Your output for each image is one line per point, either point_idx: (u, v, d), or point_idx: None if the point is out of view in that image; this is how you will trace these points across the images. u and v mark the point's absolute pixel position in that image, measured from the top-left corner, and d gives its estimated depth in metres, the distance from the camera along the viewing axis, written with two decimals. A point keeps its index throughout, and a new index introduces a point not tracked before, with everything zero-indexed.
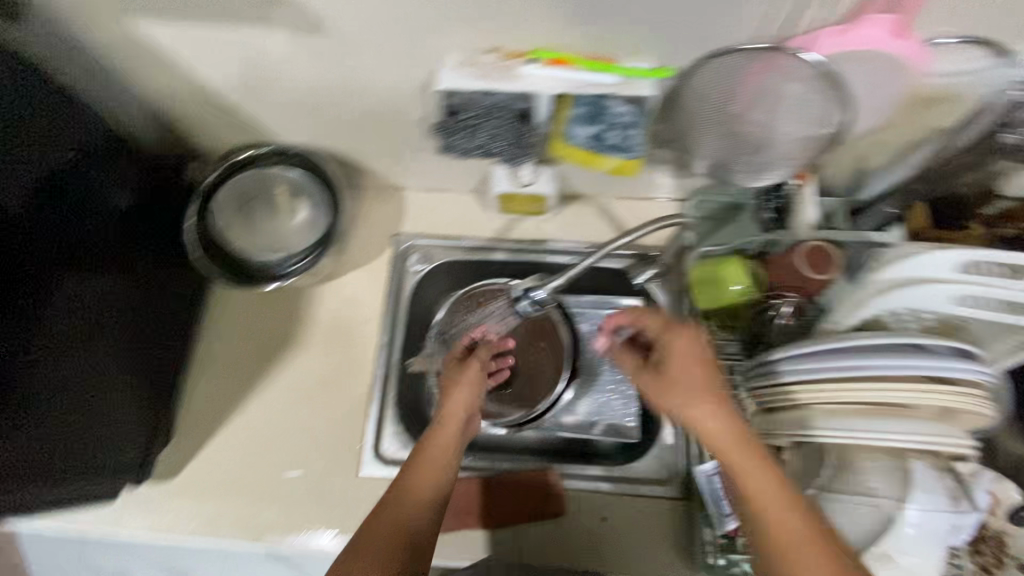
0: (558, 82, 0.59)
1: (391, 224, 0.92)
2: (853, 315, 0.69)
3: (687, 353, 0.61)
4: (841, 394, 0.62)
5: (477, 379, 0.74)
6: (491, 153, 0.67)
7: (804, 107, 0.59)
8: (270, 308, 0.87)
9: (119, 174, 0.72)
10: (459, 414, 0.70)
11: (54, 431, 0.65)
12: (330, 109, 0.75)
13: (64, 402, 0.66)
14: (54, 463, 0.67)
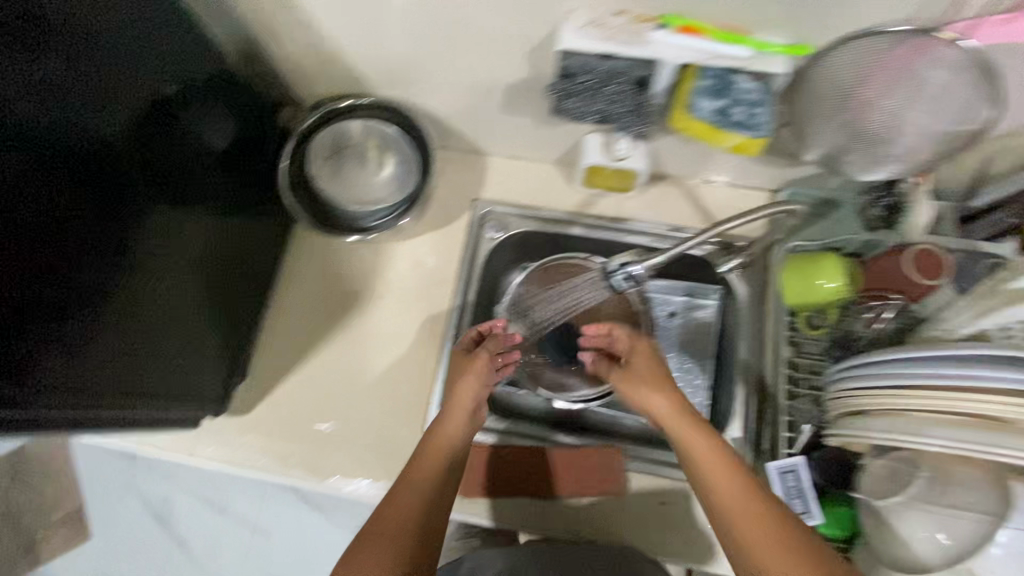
0: (688, 52, 0.57)
1: (470, 188, 0.92)
2: (970, 323, 0.63)
3: (651, 367, 0.70)
4: (946, 406, 0.56)
5: (483, 368, 0.73)
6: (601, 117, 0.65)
7: (949, 103, 0.56)
8: (348, 260, 0.88)
9: (214, 115, 0.72)
10: (461, 404, 0.71)
11: (141, 358, 0.66)
12: (433, 66, 0.74)
13: (150, 332, 0.66)
14: (143, 393, 0.67)
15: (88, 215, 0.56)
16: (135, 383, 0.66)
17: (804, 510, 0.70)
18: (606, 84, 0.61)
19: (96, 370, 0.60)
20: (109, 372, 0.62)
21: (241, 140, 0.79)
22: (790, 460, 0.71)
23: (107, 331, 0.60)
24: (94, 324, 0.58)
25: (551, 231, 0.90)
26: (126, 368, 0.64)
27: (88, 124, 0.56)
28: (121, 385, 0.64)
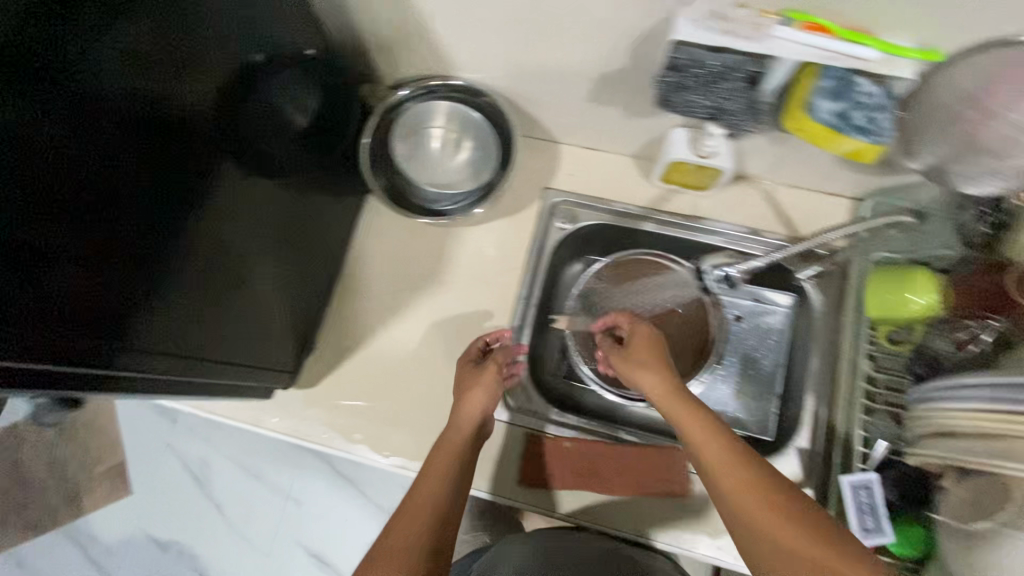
0: (812, 50, 0.55)
1: (542, 177, 0.91)
2: None
3: (644, 346, 0.73)
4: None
5: (489, 383, 0.75)
6: (708, 108, 0.63)
7: None
8: (417, 242, 0.89)
9: (288, 92, 0.70)
10: (466, 420, 0.73)
11: (213, 324, 0.65)
12: (524, 50, 0.73)
13: (222, 298, 0.66)
14: (219, 360, 0.67)
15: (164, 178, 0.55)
16: (209, 349, 0.65)
17: (875, 527, 0.68)
18: (720, 79, 0.59)
19: (171, 334, 0.59)
20: (185, 337, 0.61)
21: (324, 113, 0.78)
22: (865, 476, 0.69)
23: (179, 295, 0.59)
24: (169, 287, 0.58)
25: (622, 225, 0.89)
26: (200, 334, 0.63)
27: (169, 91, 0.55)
28: (196, 351, 0.63)
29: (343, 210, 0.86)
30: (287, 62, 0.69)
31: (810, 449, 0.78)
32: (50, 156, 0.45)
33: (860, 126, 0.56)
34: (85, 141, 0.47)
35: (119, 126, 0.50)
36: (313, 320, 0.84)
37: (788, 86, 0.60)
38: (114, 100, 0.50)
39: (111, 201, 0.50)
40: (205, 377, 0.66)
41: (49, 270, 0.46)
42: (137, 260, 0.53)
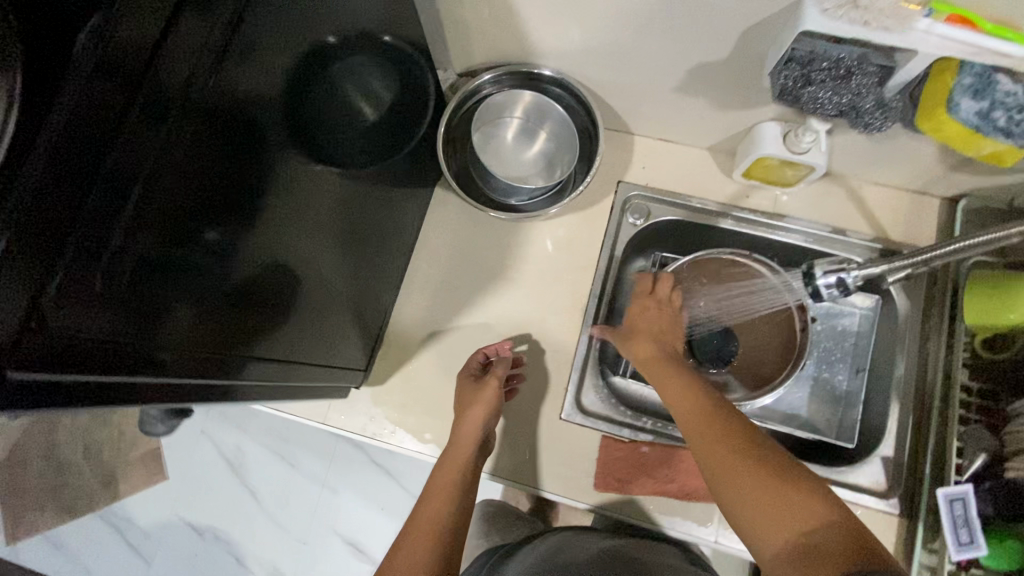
0: (957, 43, 0.50)
1: (615, 170, 0.87)
2: None
3: (646, 321, 0.75)
4: None
5: (487, 398, 0.74)
6: (826, 108, 0.60)
7: None
8: (485, 237, 0.86)
9: (359, 72, 0.62)
10: (465, 438, 0.72)
11: (292, 330, 0.61)
12: (615, 39, 0.69)
13: (299, 301, 0.61)
14: (294, 365, 0.63)
15: (260, 182, 0.49)
16: (287, 356, 0.61)
17: (971, 540, 0.65)
18: (852, 73, 0.56)
19: (260, 345, 0.56)
20: (269, 347, 0.57)
21: (395, 97, 0.72)
22: (958, 487, 0.67)
23: (265, 305, 0.55)
24: (258, 299, 0.53)
25: (698, 222, 0.86)
26: (281, 343, 0.59)
27: (261, 83, 0.46)
28: (277, 359, 0.59)
29: (412, 204, 0.83)
30: (353, 41, 0.60)
31: (895, 459, 0.76)
32: (156, 179, 0.38)
33: (1005, 128, 0.52)
34: (201, 154, 0.41)
35: (219, 130, 0.43)
36: (382, 317, 0.82)
37: (919, 82, 0.56)
38: (230, 106, 0.43)
39: (218, 218, 0.44)
40: (280, 383, 0.62)
41: (169, 303, 0.41)
42: (225, 272, 0.47)
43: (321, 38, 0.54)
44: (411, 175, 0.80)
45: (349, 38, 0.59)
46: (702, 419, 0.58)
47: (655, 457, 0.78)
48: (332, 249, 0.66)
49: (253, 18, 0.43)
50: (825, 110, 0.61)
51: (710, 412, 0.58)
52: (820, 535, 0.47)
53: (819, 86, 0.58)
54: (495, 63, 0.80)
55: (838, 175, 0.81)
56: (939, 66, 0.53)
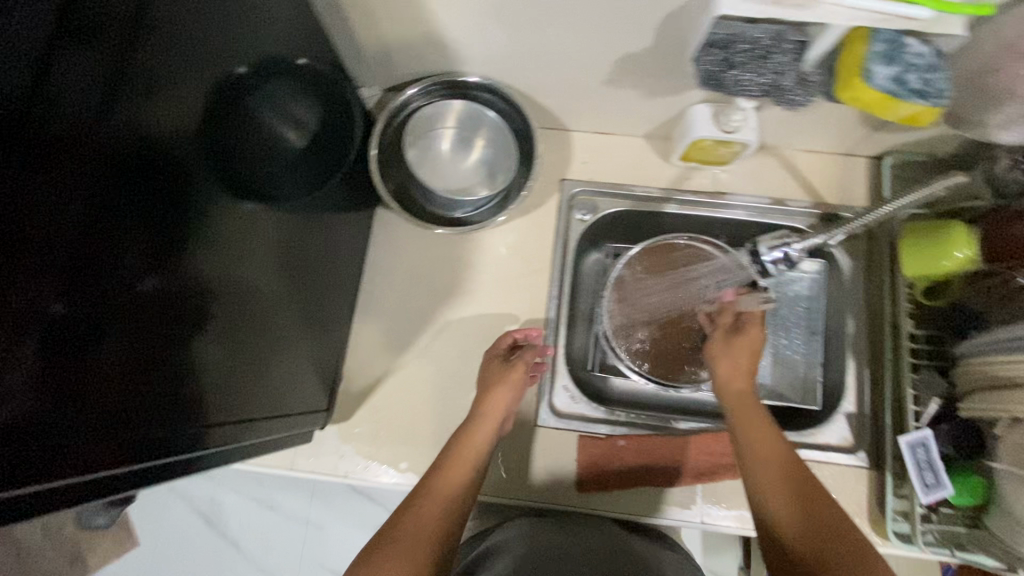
0: (867, 15, 0.52)
1: (556, 168, 0.87)
2: None
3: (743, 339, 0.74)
4: None
5: (520, 381, 0.74)
6: (745, 91, 0.61)
7: None
8: (435, 251, 0.84)
9: (281, 96, 0.60)
10: (493, 415, 0.71)
11: (230, 383, 0.56)
12: (536, 40, 0.68)
13: (238, 350, 0.57)
14: (236, 421, 0.58)
15: (175, 228, 0.45)
16: (227, 412, 0.57)
17: (936, 482, 0.69)
18: (770, 53, 0.57)
19: (194, 403, 0.51)
20: (203, 405, 0.53)
21: (320, 123, 0.69)
22: (919, 434, 0.71)
23: (199, 359, 0.51)
24: (189, 354, 0.49)
25: (644, 210, 0.86)
26: (218, 398, 0.55)
27: (166, 119, 0.43)
28: (214, 418, 0.55)
29: (355, 232, 0.81)
30: (269, 66, 0.57)
31: (858, 414, 0.79)
32: (57, 235, 0.35)
33: (919, 89, 0.53)
34: (103, 200, 0.38)
35: (125, 172, 0.40)
36: (337, 352, 0.79)
37: (830, 55, 0.58)
38: (135, 146, 0.40)
39: (137, 266, 0.42)
40: (223, 442, 0.57)
41: (75, 370, 0.37)
42: (153, 325, 0.44)
43: (230, 66, 0.51)
44: (346, 197, 0.77)
45: (265, 63, 0.56)
46: (776, 443, 0.61)
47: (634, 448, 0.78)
48: (276, 280, 0.64)
49: (144, 52, 0.40)
50: (745, 94, 0.62)
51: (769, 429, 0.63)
52: (802, 523, 0.54)
53: (741, 68, 0.58)
54: (420, 75, 0.78)
55: (771, 147, 0.83)
56: (851, 38, 0.55)
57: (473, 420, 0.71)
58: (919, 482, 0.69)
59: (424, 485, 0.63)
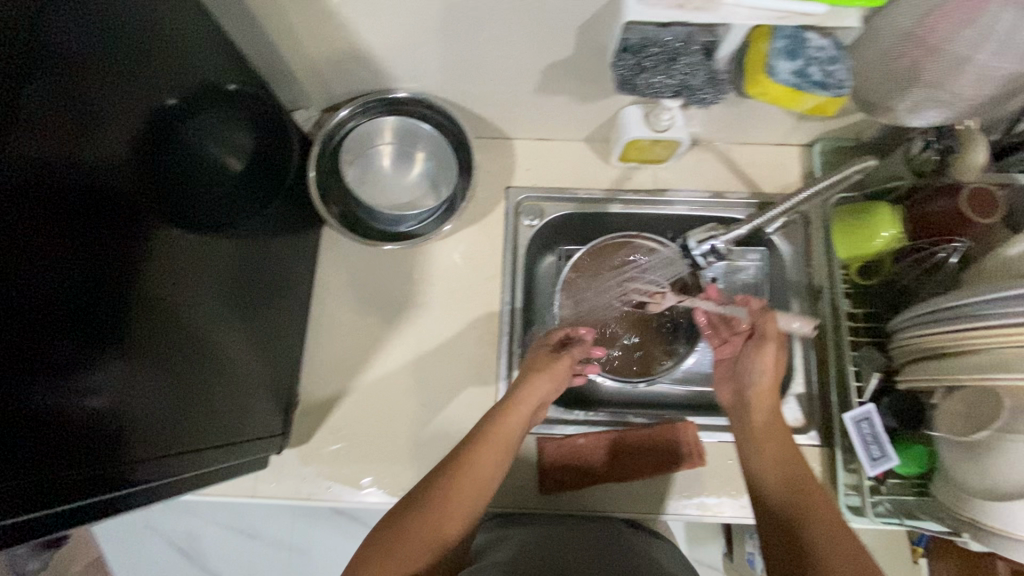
0: (765, 11, 0.54)
1: (501, 176, 0.88)
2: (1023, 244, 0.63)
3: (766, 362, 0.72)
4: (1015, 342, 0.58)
5: (557, 373, 0.74)
6: (659, 93, 0.63)
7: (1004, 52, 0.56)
8: (386, 267, 0.85)
9: (204, 126, 0.62)
10: (529, 404, 0.70)
11: (175, 413, 0.58)
12: (463, 53, 0.69)
13: (181, 379, 0.59)
14: (183, 451, 0.59)
15: (101, 260, 0.48)
16: (173, 442, 0.57)
17: (882, 454, 0.71)
18: (679, 55, 0.59)
19: (132, 431, 0.52)
20: (145, 435, 0.54)
21: (256, 155, 0.72)
22: (862, 409, 0.73)
23: (136, 389, 0.52)
24: (125, 383, 0.51)
25: (589, 211, 0.88)
26: (163, 427, 0.56)
27: (72, 149, 0.45)
28: (158, 448, 0.55)
29: (303, 256, 0.82)
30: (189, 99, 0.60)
31: (806, 394, 0.81)
32: None
33: (821, 81, 0.56)
34: (25, 233, 0.41)
35: (31, 201, 0.42)
36: (291, 376, 0.79)
37: (737, 54, 0.60)
38: (39, 174, 0.42)
39: (50, 290, 0.43)
40: (173, 474, 0.57)
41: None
42: (77, 350, 0.46)
43: (145, 99, 0.53)
44: (289, 219, 0.78)
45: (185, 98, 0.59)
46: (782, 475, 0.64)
47: (596, 445, 0.79)
48: (217, 304, 0.65)
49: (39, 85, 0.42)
50: (658, 96, 0.64)
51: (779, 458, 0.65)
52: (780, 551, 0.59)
53: (652, 71, 0.60)
54: (354, 94, 0.79)
55: (705, 142, 0.86)
56: (754, 37, 0.58)
57: (508, 405, 0.70)
58: (865, 456, 0.72)
59: (457, 460, 0.64)
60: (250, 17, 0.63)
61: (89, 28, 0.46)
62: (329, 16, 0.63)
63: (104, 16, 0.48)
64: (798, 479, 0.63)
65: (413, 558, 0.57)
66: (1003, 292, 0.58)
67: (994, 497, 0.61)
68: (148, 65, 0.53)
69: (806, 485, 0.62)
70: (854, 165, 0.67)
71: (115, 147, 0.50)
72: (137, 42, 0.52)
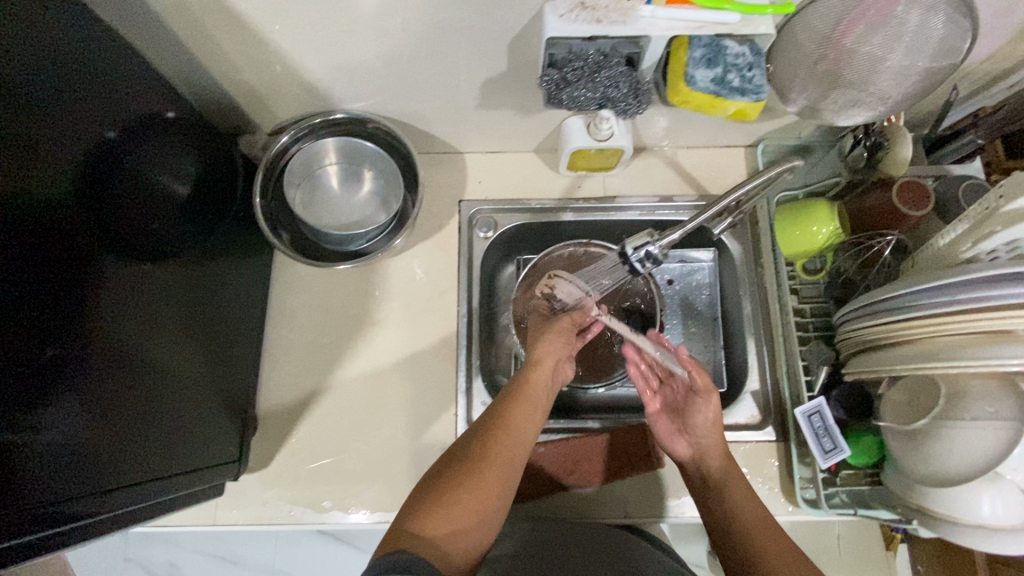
0: (681, 22, 0.56)
1: (453, 190, 0.89)
2: (945, 235, 0.66)
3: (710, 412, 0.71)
4: (939, 331, 0.61)
5: (568, 329, 0.76)
6: (586, 105, 0.64)
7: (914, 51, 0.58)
8: (343, 286, 0.86)
9: (147, 157, 0.64)
10: (551, 361, 0.73)
11: (131, 441, 0.58)
12: (398, 73, 0.70)
13: (136, 405, 0.59)
14: (141, 480, 0.59)
15: (48, 291, 0.49)
16: (129, 471, 0.58)
17: (834, 446, 0.72)
18: (600, 68, 0.60)
19: (81, 465, 0.52)
20: (99, 463, 0.54)
21: (203, 183, 0.73)
22: (813, 403, 0.74)
23: (90, 417, 0.53)
24: (76, 411, 0.52)
25: (542, 221, 0.90)
26: (119, 455, 0.56)
27: (14, 181, 0.47)
28: (114, 478, 0.56)
29: (256, 278, 0.82)
30: (132, 130, 0.61)
31: (762, 391, 0.84)
32: None
33: (739, 88, 0.58)
34: None
35: None
36: (249, 401, 0.79)
37: (664, 58, 0.62)
38: None
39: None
40: (130, 504, 0.58)
41: None
42: (23, 382, 0.46)
43: (89, 133, 0.55)
44: (236, 242, 0.78)
45: (127, 130, 0.60)
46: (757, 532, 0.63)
47: (570, 449, 0.82)
48: (170, 330, 0.65)
49: None
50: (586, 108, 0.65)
51: (750, 514, 0.65)
52: None
53: (577, 85, 0.61)
54: (297, 117, 0.80)
55: (651, 148, 0.88)
56: (674, 46, 0.59)
57: (535, 361, 0.73)
58: (817, 449, 0.72)
59: (500, 412, 0.66)
60: (180, 47, 0.64)
61: (29, 68, 0.48)
62: (258, 41, 0.64)
63: (44, 57, 0.49)
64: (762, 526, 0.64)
65: (479, 494, 0.58)
66: (930, 282, 0.61)
67: (938, 484, 0.63)
68: (86, 100, 0.55)
69: (769, 534, 0.63)
70: (784, 162, 0.67)
71: (54, 183, 0.51)
72: (74, 80, 0.53)
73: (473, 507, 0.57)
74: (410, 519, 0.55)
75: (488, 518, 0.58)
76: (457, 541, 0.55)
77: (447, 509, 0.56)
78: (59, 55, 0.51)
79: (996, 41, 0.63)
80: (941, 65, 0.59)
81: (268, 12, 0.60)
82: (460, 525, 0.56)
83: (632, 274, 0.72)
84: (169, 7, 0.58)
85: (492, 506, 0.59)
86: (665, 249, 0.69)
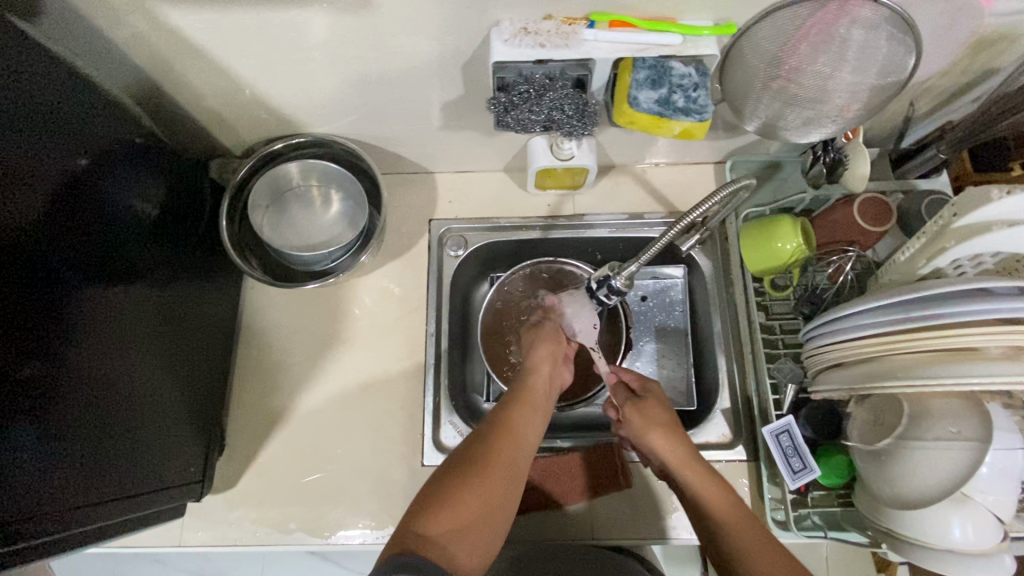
0: (624, 45, 0.58)
1: (425, 209, 0.91)
2: (905, 253, 0.65)
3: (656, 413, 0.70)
4: (896, 351, 0.59)
5: (554, 330, 0.79)
6: (531, 126, 0.66)
7: (864, 69, 0.56)
8: (315, 305, 0.88)
9: (126, 182, 0.65)
10: (545, 365, 0.74)
11: (89, 460, 0.58)
12: (358, 96, 0.72)
13: (99, 424, 0.59)
14: (99, 499, 0.59)
15: (19, 314, 0.50)
16: (94, 491, 0.58)
17: (804, 466, 0.71)
18: (543, 92, 0.62)
19: (44, 484, 0.53)
20: (63, 482, 0.55)
21: (171, 206, 0.74)
22: (781, 421, 0.73)
23: (50, 436, 0.53)
24: (36, 433, 0.52)
25: (512, 239, 0.91)
26: (85, 476, 0.57)
27: None
28: (71, 497, 0.56)
29: (222, 299, 0.83)
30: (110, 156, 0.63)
31: (732, 409, 0.82)
32: None
33: (682, 108, 0.62)
34: None
35: None
36: (215, 419, 0.79)
37: (609, 80, 0.66)
38: None
39: None
40: (83, 526, 0.57)
41: None
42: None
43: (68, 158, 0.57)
44: (205, 265, 0.80)
45: (103, 155, 0.62)
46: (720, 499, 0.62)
47: (564, 469, 0.80)
48: (143, 353, 0.66)
49: None
50: (533, 129, 0.68)
51: (717, 490, 0.63)
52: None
53: (523, 108, 0.64)
54: (267, 140, 0.83)
55: (618, 166, 0.89)
56: (618, 67, 0.63)
57: (531, 368, 0.73)
58: (786, 469, 0.71)
59: (504, 415, 0.66)
60: (145, 75, 0.66)
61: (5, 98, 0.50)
62: (219, 66, 0.66)
63: (17, 86, 0.51)
64: (729, 501, 0.62)
65: (487, 494, 0.57)
66: (877, 299, 0.60)
67: (902, 505, 0.61)
68: (62, 127, 0.56)
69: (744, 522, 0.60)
70: (733, 180, 0.67)
71: (25, 207, 0.52)
72: (44, 103, 0.54)
73: (478, 508, 0.56)
74: (417, 522, 0.55)
75: (495, 519, 0.57)
76: (465, 541, 0.54)
77: (449, 508, 0.56)
78: (34, 85, 0.53)
79: (946, 53, 0.63)
80: (890, 83, 0.59)
81: (223, 39, 0.61)
82: (464, 525, 0.55)
83: (593, 294, 0.79)
84: (128, 38, 0.61)
85: (498, 511, 0.57)
86: (626, 282, 0.75)
